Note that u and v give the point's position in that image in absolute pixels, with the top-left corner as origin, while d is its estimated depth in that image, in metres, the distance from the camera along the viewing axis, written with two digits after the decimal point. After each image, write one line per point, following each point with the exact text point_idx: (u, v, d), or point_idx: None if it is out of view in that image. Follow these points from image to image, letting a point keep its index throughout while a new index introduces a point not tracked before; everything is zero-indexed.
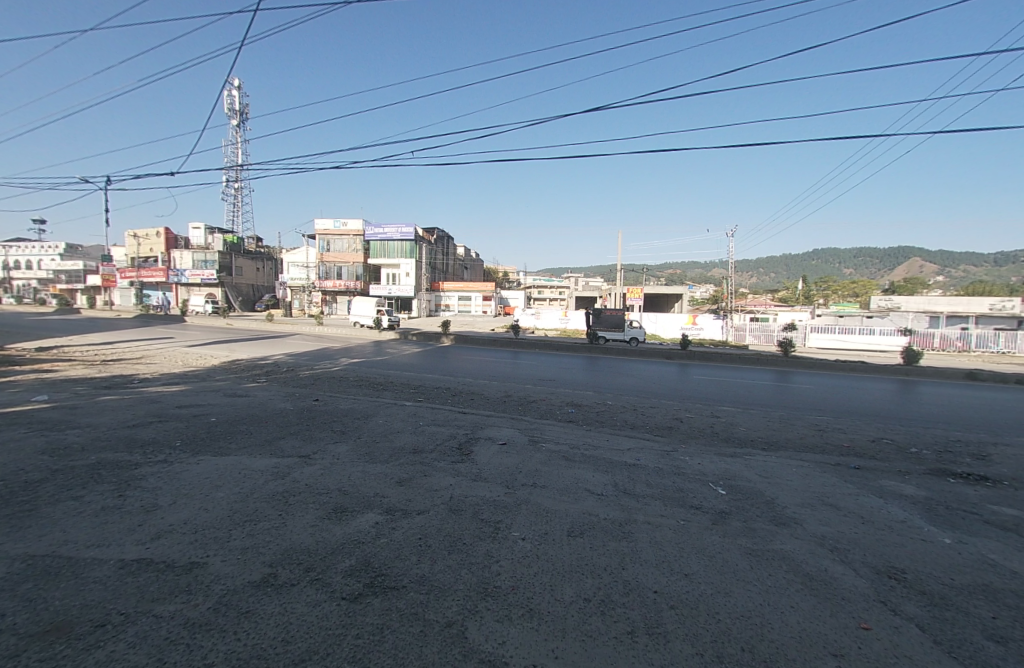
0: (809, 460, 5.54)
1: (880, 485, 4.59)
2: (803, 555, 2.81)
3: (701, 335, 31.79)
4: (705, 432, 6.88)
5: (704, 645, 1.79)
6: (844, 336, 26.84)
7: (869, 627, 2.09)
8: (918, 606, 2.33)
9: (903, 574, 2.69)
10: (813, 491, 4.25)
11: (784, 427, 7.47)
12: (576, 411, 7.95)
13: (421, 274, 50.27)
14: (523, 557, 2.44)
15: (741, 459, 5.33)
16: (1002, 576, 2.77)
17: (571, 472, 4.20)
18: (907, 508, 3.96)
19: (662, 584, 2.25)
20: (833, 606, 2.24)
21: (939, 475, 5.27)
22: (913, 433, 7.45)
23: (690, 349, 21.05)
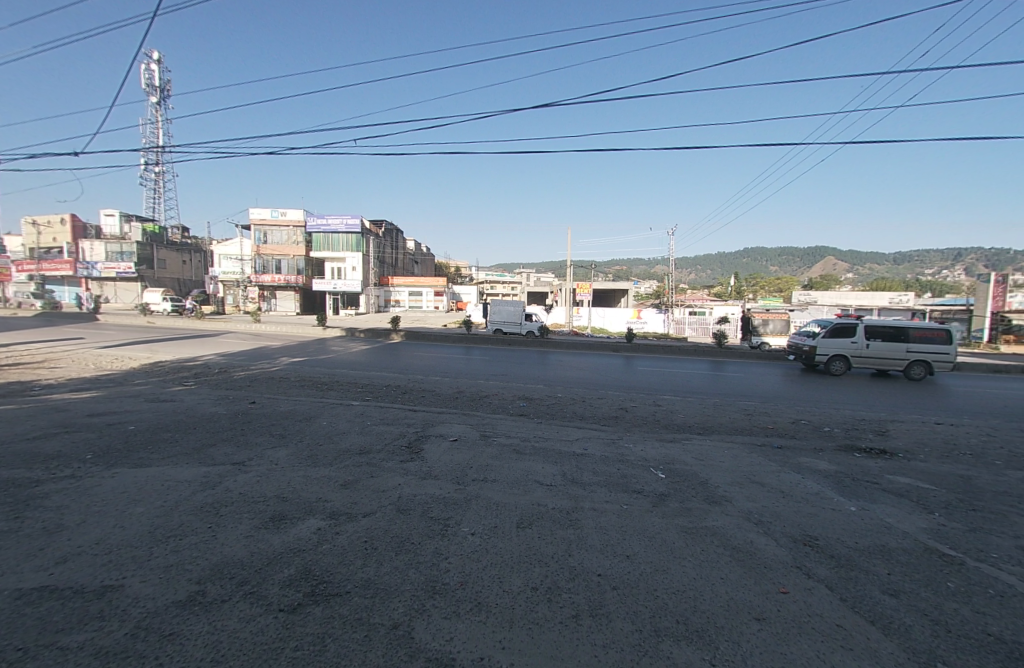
0: (740, 442, 6.03)
1: (799, 462, 5.10)
2: (732, 530, 3.06)
3: (646, 329, 33.56)
4: (648, 421, 7.25)
5: (643, 621, 1.89)
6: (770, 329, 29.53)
7: (787, 590, 2.32)
8: (828, 568, 2.62)
9: (815, 541, 3.01)
10: (742, 470, 4.64)
11: (718, 413, 8.06)
12: (527, 404, 8.06)
13: (369, 268, 48.47)
14: (471, 552, 2.44)
15: (679, 444, 5.70)
16: (894, 536, 3.19)
17: (521, 465, 4.26)
18: (820, 481, 4.44)
19: (605, 567, 2.35)
20: (757, 574, 2.47)
21: (847, 451, 5.93)
22: (827, 415, 8.32)
23: (636, 342, 22.03)
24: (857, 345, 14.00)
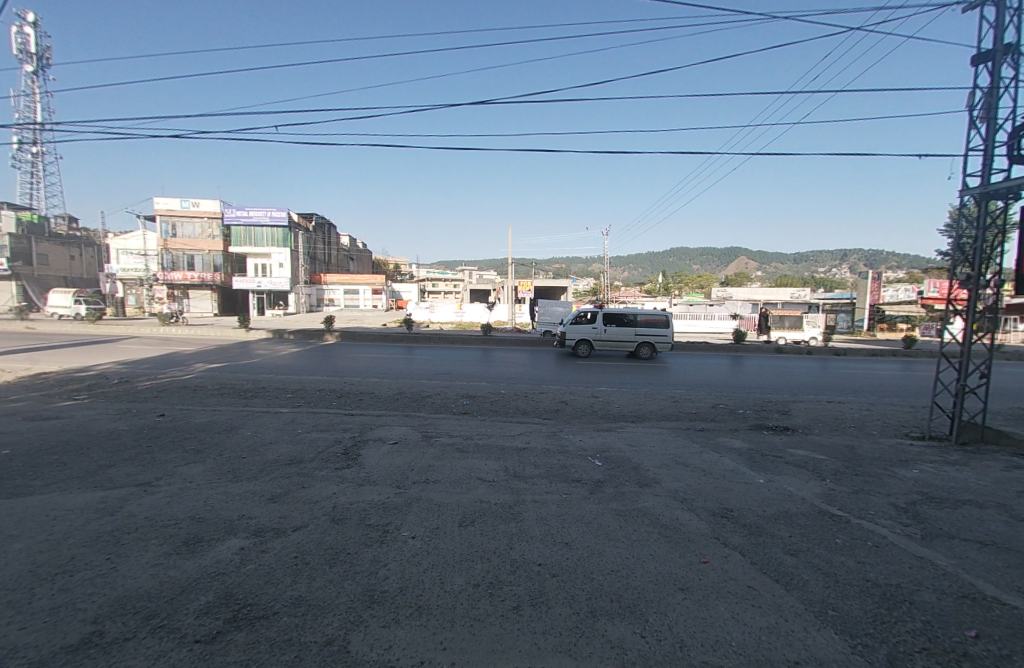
0: (668, 427, 6.49)
1: (718, 443, 5.62)
2: (661, 509, 3.29)
3: None
4: (587, 412, 7.56)
5: (580, 604, 1.97)
6: (694, 322, 32.09)
7: (707, 560, 2.55)
8: (740, 536, 2.92)
9: (731, 512, 3.33)
10: (670, 453, 5.00)
11: (649, 401, 8.62)
12: (470, 402, 8.05)
13: (298, 265, 45.38)
14: (412, 555, 2.39)
15: (615, 432, 6.01)
16: (794, 502, 3.63)
17: (463, 463, 4.25)
18: (735, 458, 4.92)
19: (545, 556, 2.42)
20: (682, 547, 2.68)
21: (758, 430, 6.63)
22: (742, 398, 9.23)
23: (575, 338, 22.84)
24: (598, 330, 16.67)
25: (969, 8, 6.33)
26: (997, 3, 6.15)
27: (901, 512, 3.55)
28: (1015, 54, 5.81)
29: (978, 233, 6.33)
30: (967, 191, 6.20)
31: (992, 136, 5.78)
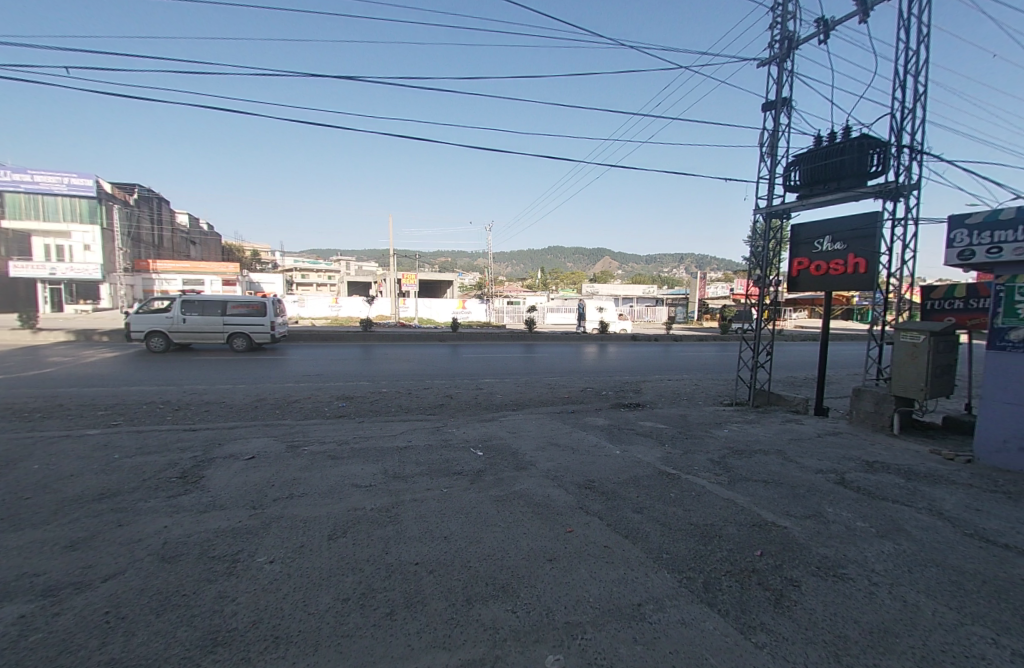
0: (545, 412, 6.99)
1: (586, 422, 6.25)
2: (535, 489, 3.54)
3: (469, 319, 35.53)
4: (471, 404, 7.69)
5: (456, 595, 2.01)
6: (567, 314, 35.20)
7: (572, 529, 2.83)
8: (600, 503, 3.31)
9: (594, 482, 3.75)
10: (545, 436, 5.39)
11: (529, 390, 9.15)
12: (346, 404, 7.49)
13: (115, 249, 36.48)
14: (270, 582, 2.14)
15: (497, 421, 6.23)
16: (643, 467, 4.25)
17: (336, 470, 3.95)
18: (599, 434, 5.54)
19: (422, 554, 2.40)
20: (552, 521, 2.93)
21: (618, 408, 7.57)
22: (606, 381, 10.42)
23: (461, 332, 22.91)
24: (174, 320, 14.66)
25: (762, 65, 8.08)
26: (778, 64, 7.96)
27: (716, 465, 4.43)
28: (788, 107, 7.62)
29: (765, 244, 8.17)
30: (759, 210, 7.94)
31: (774, 168, 7.50)
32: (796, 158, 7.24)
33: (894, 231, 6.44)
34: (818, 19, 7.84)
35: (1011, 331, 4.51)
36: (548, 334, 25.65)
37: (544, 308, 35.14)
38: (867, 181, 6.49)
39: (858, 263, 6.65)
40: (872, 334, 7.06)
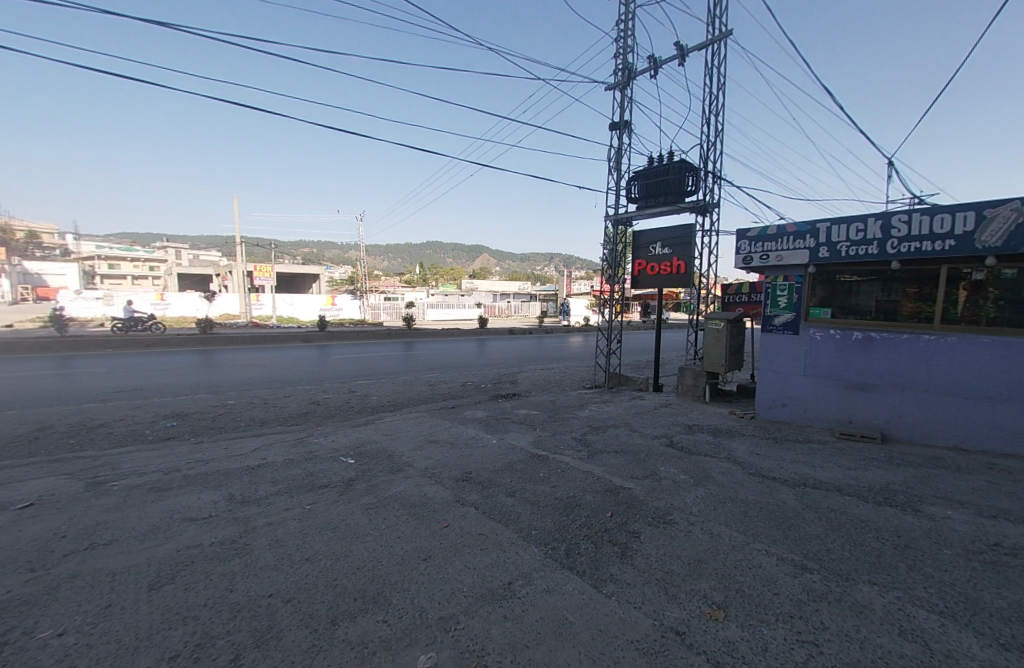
0: (423, 410, 6.87)
1: (464, 416, 6.33)
2: (411, 490, 3.47)
3: (340, 316, 32.81)
4: (341, 409, 7.13)
5: (319, 619, 1.86)
6: (447, 309, 35.14)
7: (448, 523, 2.86)
8: (475, 493, 3.41)
9: (471, 474, 3.85)
10: (423, 434, 5.30)
11: (406, 388, 8.89)
12: (178, 422, 6.23)
13: None
14: (56, 660, 1.67)
15: (371, 425, 5.90)
16: (516, 453, 4.50)
17: (163, 505, 3.26)
18: (477, 427, 5.69)
19: (277, 583, 2.15)
20: (427, 519, 2.92)
21: (495, 399, 7.85)
22: (484, 375, 10.71)
23: (330, 331, 21.03)
24: None
25: (608, 89, 9.18)
26: (621, 90, 9.13)
27: (579, 442, 4.95)
28: (629, 129, 8.81)
29: (614, 246, 9.34)
30: (610, 216, 9.03)
31: (620, 181, 8.62)
32: (636, 173, 8.43)
33: (704, 239, 8.01)
34: (649, 57, 9.23)
35: (775, 318, 5.98)
36: (428, 330, 25.26)
37: (422, 304, 34.43)
38: (685, 197, 7.92)
39: (681, 265, 8.10)
40: (691, 322, 8.68)
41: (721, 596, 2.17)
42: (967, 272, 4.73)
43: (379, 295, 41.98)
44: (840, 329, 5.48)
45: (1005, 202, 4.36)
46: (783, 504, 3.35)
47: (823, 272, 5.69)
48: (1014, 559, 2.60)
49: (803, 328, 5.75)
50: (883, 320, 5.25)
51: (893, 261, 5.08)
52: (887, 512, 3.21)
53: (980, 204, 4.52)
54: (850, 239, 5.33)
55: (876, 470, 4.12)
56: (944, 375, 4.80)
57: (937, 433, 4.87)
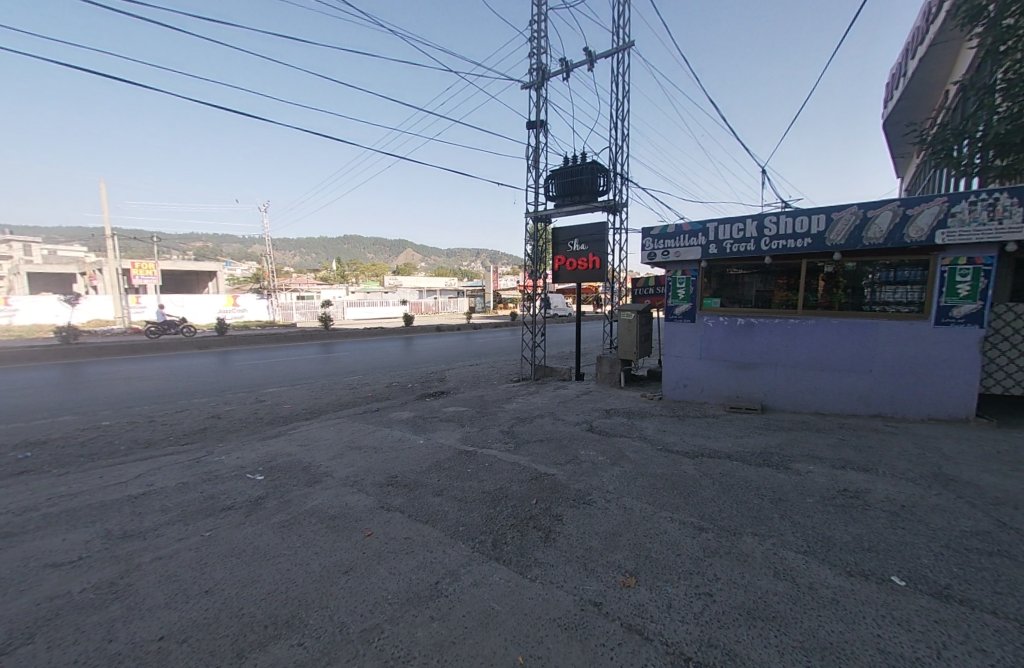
0: (344, 416, 6.50)
1: (389, 418, 6.12)
2: (330, 501, 3.29)
3: (244, 318, 29.66)
4: (248, 421, 6.48)
5: (223, 654, 1.69)
6: (369, 308, 33.50)
7: (371, 531, 2.76)
8: (401, 496, 3.33)
9: (395, 477, 3.74)
10: (344, 441, 5.03)
11: (325, 394, 8.33)
12: (32, 453, 5.18)
13: None
14: None
15: (284, 436, 5.45)
16: (444, 451, 4.47)
17: (12, 554, 2.71)
18: (403, 428, 5.53)
19: (170, 623, 1.92)
20: (348, 530, 2.79)
21: (421, 398, 7.68)
22: (409, 374, 10.42)
23: (233, 335, 18.89)
24: None
25: (524, 88, 9.37)
26: (537, 89, 9.36)
27: (506, 435, 5.05)
28: (545, 129, 9.09)
29: (535, 241, 9.61)
30: (530, 214, 9.26)
31: (538, 179, 8.87)
32: (552, 172, 8.73)
33: (617, 236, 8.58)
34: (561, 60, 9.58)
35: (675, 308, 6.65)
36: (349, 330, 23.86)
37: (341, 302, 32.42)
38: (597, 196, 8.39)
39: (596, 260, 8.59)
40: (608, 314, 9.27)
41: (633, 564, 2.37)
42: (821, 265, 5.65)
43: (292, 294, 38.73)
44: (728, 316, 6.24)
45: (845, 208, 5.34)
46: (685, 474, 3.75)
47: (713, 267, 6.41)
48: (855, 500, 3.20)
49: (700, 317, 6.45)
50: (761, 307, 6.07)
51: (768, 256, 5.89)
52: (766, 472, 3.75)
53: (828, 209, 5.45)
54: (734, 237, 6.07)
55: (759, 437, 4.77)
56: (807, 352, 5.69)
57: (804, 401, 5.76)
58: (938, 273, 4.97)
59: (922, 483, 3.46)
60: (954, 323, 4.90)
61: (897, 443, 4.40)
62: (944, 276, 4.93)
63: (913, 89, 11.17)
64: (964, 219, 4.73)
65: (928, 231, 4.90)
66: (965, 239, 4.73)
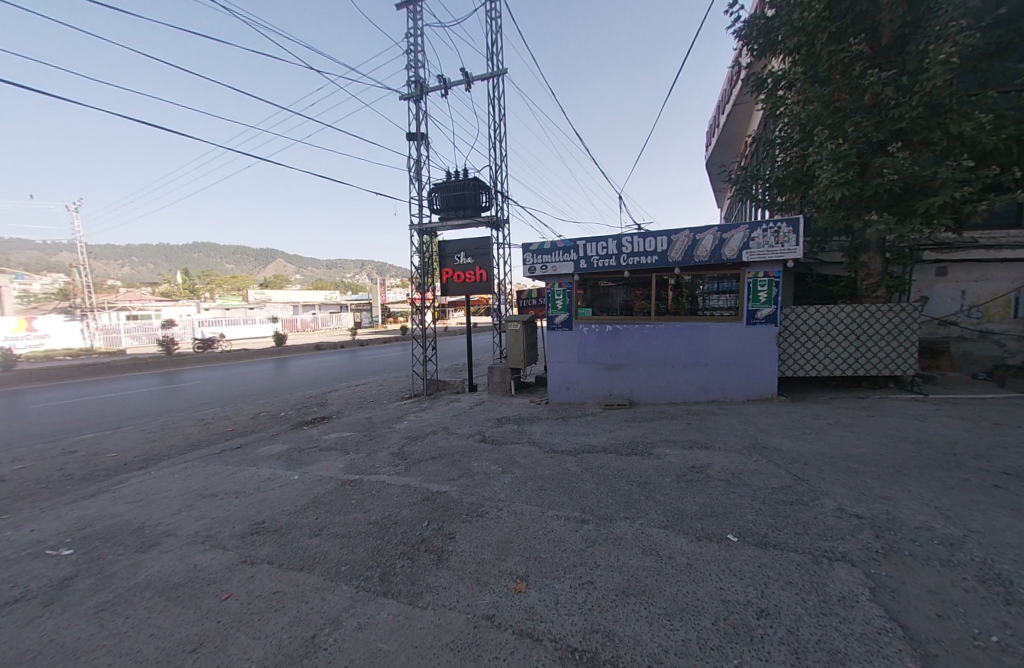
0: (196, 458, 5.46)
1: (255, 455, 5.33)
2: (173, 566, 2.72)
3: (44, 346, 23.06)
4: (50, 480, 5.01)
5: None
6: (229, 326, 28.97)
7: (229, 593, 2.35)
8: (270, 544, 2.92)
9: (263, 523, 3.26)
10: (195, 489, 4.22)
11: (169, 433, 6.91)
12: None
13: None
14: None
15: (108, 493, 4.35)
16: (324, 484, 4.05)
17: None
18: (273, 464, 4.86)
19: None
20: (199, 596, 2.34)
21: (297, 428, 6.87)
22: (282, 400, 9.27)
23: (25, 369, 14.51)
24: None
25: (402, 99, 9.22)
26: (416, 101, 9.29)
27: (395, 457, 4.81)
28: (425, 142, 9.06)
29: (421, 254, 9.44)
30: (414, 226, 9.09)
31: (420, 192, 8.77)
32: (435, 186, 8.73)
33: (500, 251, 8.92)
34: (438, 77, 9.70)
35: (555, 318, 7.12)
36: (203, 354, 20.28)
37: (191, 321, 27.41)
38: (480, 212, 8.65)
39: (483, 273, 8.81)
40: (496, 325, 9.53)
41: (523, 568, 2.45)
42: (667, 279, 6.63)
43: (119, 313, 31.45)
44: (598, 324, 6.93)
45: (681, 232, 6.40)
46: (569, 471, 4.02)
47: (584, 280, 7.08)
48: (701, 474, 3.81)
49: (576, 325, 7.04)
50: (624, 315, 6.88)
51: (627, 271, 6.72)
52: (635, 460, 4.23)
53: (668, 232, 6.48)
54: (599, 254, 6.80)
55: (629, 429, 5.36)
56: (661, 352, 6.63)
57: (662, 394, 6.68)
58: (746, 284, 6.25)
59: (746, 453, 4.28)
60: (759, 323, 6.20)
61: (729, 422, 5.36)
62: (750, 287, 6.22)
63: (723, 139, 14.03)
64: (759, 243, 6.06)
65: (738, 250, 6.15)
66: (761, 257, 6.06)
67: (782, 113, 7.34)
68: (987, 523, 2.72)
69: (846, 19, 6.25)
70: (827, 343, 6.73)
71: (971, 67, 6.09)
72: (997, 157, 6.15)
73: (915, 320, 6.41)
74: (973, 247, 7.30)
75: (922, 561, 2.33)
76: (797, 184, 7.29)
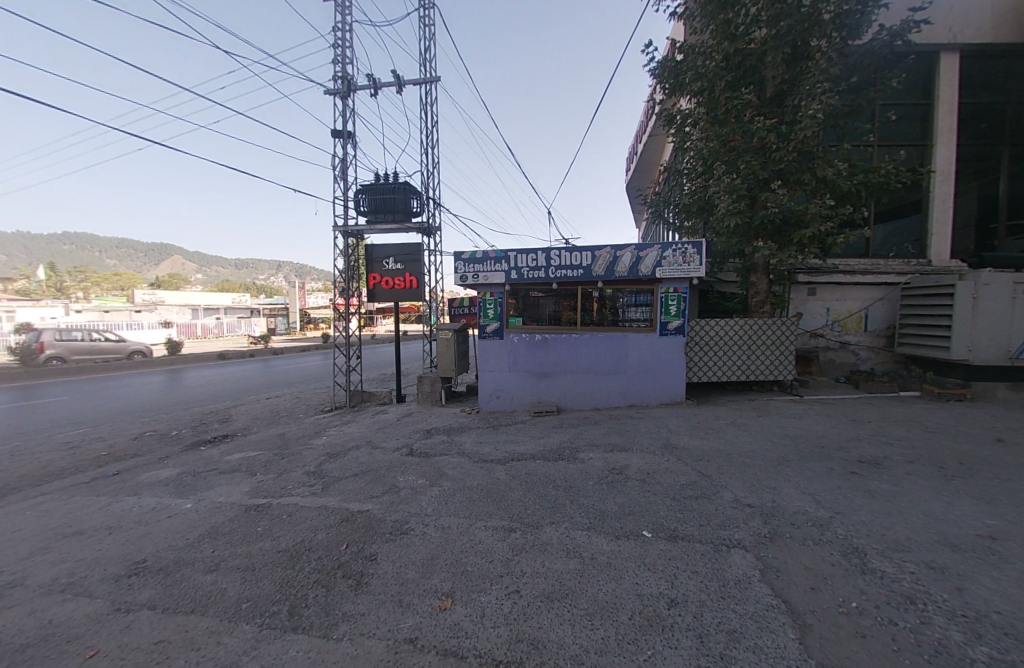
0: (56, 490, 4.57)
1: (138, 482, 4.60)
2: (16, 624, 2.23)
3: None
4: None
5: None
6: (109, 332, 24.93)
7: (96, 649, 1.98)
8: (154, 586, 2.52)
9: (145, 563, 2.81)
10: (53, 528, 3.52)
11: (19, 461, 5.72)
12: None
13: None
14: None
15: None
16: (226, 511, 3.62)
17: None
18: (160, 492, 4.23)
19: None
20: (53, 658, 1.94)
21: (193, 448, 6.07)
22: (175, 417, 8.16)
23: None
24: None
25: (327, 94, 8.73)
26: (343, 97, 8.86)
27: (311, 476, 4.46)
28: (351, 141, 8.65)
29: (346, 258, 8.95)
30: (338, 228, 8.60)
31: (346, 192, 8.34)
32: (362, 187, 8.37)
33: (431, 258, 8.77)
34: (367, 75, 9.36)
35: (485, 327, 7.14)
36: (70, 364, 17.15)
37: (56, 325, 23.11)
38: (411, 217, 8.45)
39: (413, 280, 8.59)
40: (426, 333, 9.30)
41: (449, 584, 2.39)
42: (591, 291, 7.00)
43: None
44: (527, 333, 7.09)
45: (603, 248, 6.82)
46: (497, 480, 4.03)
47: (514, 290, 7.21)
48: (620, 475, 4.04)
49: (506, 334, 7.13)
50: (552, 325, 7.13)
51: (554, 283, 6.98)
52: (560, 466, 4.37)
53: (592, 247, 6.86)
54: (528, 265, 6.99)
55: (556, 436, 5.52)
56: (585, 360, 6.95)
57: (586, 400, 7.00)
58: (659, 298, 6.81)
59: (660, 454, 4.63)
60: (671, 334, 6.78)
61: (645, 426, 5.77)
62: (663, 301, 6.79)
63: (640, 165, 15.28)
64: (670, 261, 6.66)
65: (652, 267, 6.70)
66: (672, 274, 6.65)
67: (688, 147, 8.15)
68: (846, 504, 3.23)
69: (739, 71, 7.19)
70: (727, 352, 7.55)
71: (833, 122, 7.29)
72: (852, 199, 7.40)
73: (793, 332, 7.47)
74: (835, 272, 8.70)
75: (799, 541, 2.69)
76: (701, 210, 8.16)
